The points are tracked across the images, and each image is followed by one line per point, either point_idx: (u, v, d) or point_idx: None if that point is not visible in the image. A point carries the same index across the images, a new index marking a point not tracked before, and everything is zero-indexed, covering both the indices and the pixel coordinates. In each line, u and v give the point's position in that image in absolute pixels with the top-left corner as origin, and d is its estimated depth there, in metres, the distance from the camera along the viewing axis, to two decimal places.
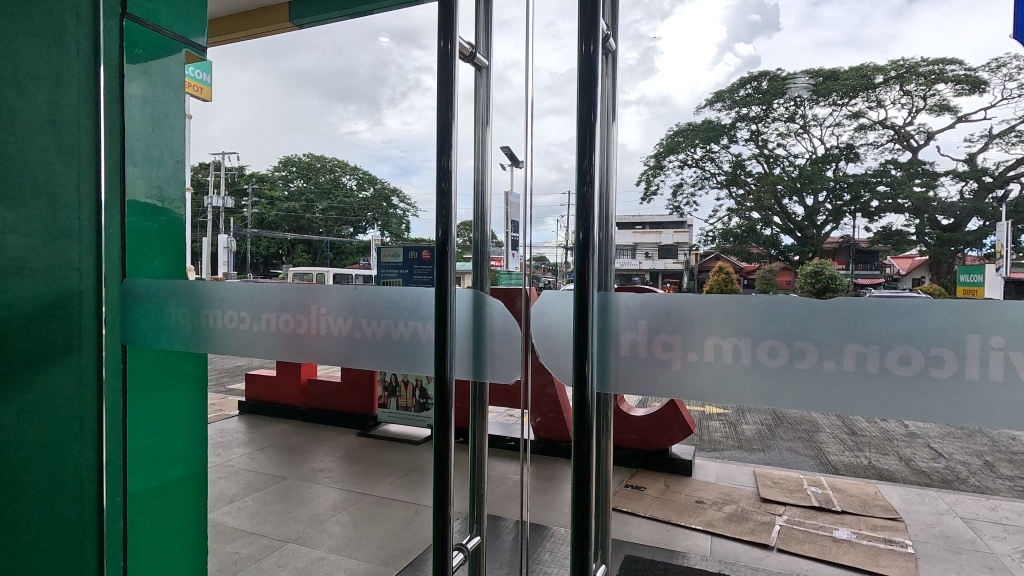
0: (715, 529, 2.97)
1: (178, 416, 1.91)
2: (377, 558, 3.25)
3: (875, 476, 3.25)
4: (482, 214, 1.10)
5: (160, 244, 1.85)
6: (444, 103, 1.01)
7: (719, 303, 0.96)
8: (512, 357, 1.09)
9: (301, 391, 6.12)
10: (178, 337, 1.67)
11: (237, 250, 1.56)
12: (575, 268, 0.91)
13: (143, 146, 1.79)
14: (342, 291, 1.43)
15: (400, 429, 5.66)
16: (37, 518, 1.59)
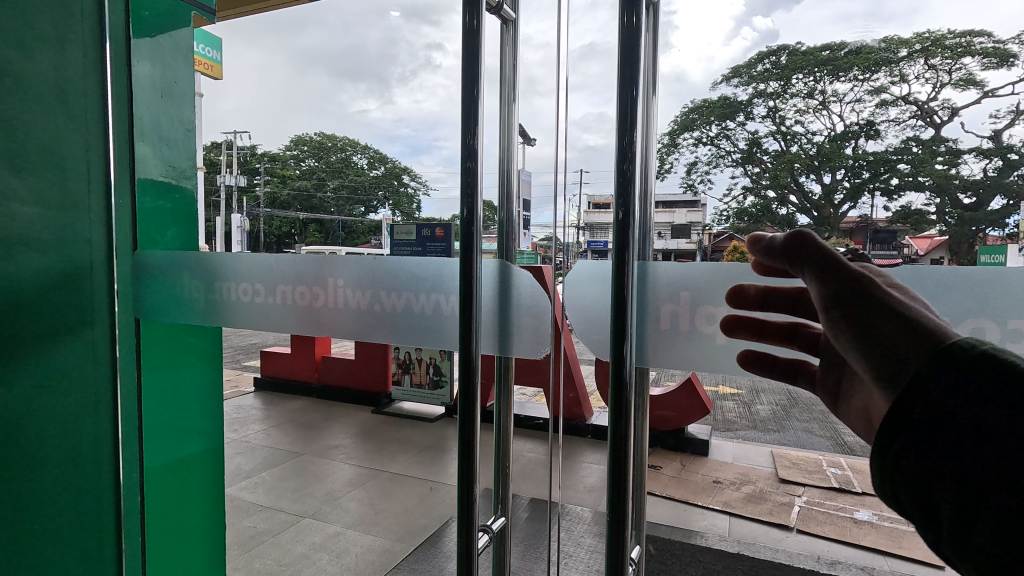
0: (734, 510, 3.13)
1: (192, 392, 1.96)
2: (393, 534, 3.18)
3: None
4: (506, 192, 1.05)
5: (170, 214, 1.88)
6: (467, 77, 0.98)
7: (770, 273, 0.95)
8: (541, 333, 1.04)
9: (315, 368, 6.21)
10: (192, 310, 1.65)
11: (250, 228, 1.52)
12: (612, 248, 0.87)
13: (152, 115, 1.80)
14: (357, 261, 1.38)
15: (414, 406, 5.77)
16: (61, 493, 1.63)
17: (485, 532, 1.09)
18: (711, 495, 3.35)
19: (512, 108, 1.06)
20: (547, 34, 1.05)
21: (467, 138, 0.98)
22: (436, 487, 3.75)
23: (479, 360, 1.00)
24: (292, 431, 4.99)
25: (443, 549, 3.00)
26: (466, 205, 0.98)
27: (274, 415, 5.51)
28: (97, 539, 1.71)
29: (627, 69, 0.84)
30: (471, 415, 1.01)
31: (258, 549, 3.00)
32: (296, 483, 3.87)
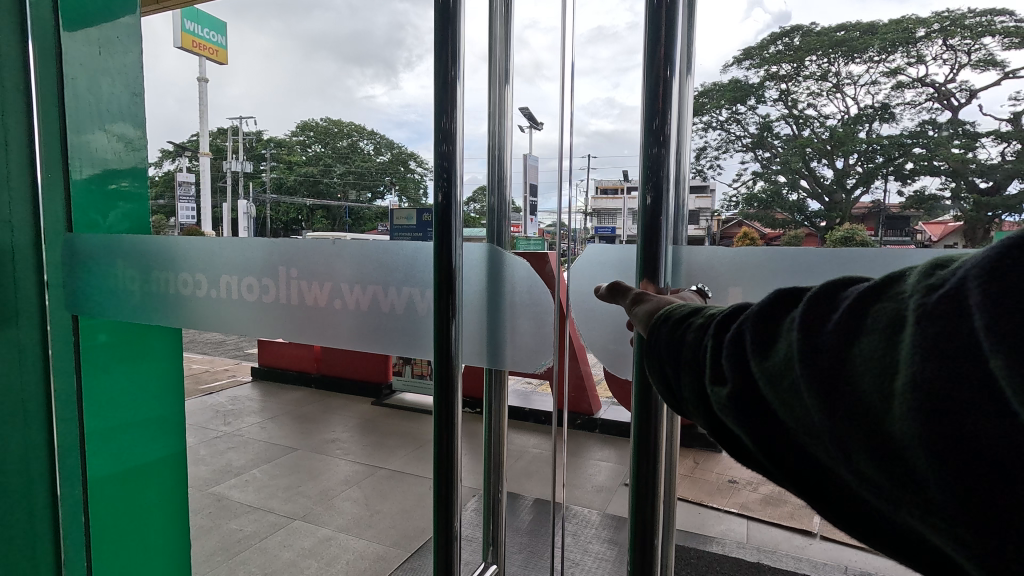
0: (750, 513, 3.23)
1: (147, 393, 1.81)
2: (388, 538, 3.18)
3: None
4: (497, 178, 1.04)
5: (122, 194, 1.74)
6: (440, 64, 0.88)
7: (868, 258, 0.80)
8: (542, 343, 1.01)
9: (316, 358, 6.20)
10: (160, 307, 1.42)
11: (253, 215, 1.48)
12: (640, 236, 0.81)
13: (91, 74, 1.64)
14: (358, 253, 1.13)
15: (416, 398, 5.84)
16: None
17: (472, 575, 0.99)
18: (726, 494, 3.47)
19: (502, 91, 1.01)
20: (552, 18, 0.98)
21: (441, 123, 0.88)
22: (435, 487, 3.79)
23: (459, 365, 0.90)
24: (292, 426, 5.04)
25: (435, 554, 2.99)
26: (442, 189, 0.88)
27: (272, 407, 5.54)
28: (30, 549, 1.63)
29: (653, 40, 0.76)
30: (450, 420, 0.90)
31: (243, 554, 2.99)
32: (290, 480, 3.91)
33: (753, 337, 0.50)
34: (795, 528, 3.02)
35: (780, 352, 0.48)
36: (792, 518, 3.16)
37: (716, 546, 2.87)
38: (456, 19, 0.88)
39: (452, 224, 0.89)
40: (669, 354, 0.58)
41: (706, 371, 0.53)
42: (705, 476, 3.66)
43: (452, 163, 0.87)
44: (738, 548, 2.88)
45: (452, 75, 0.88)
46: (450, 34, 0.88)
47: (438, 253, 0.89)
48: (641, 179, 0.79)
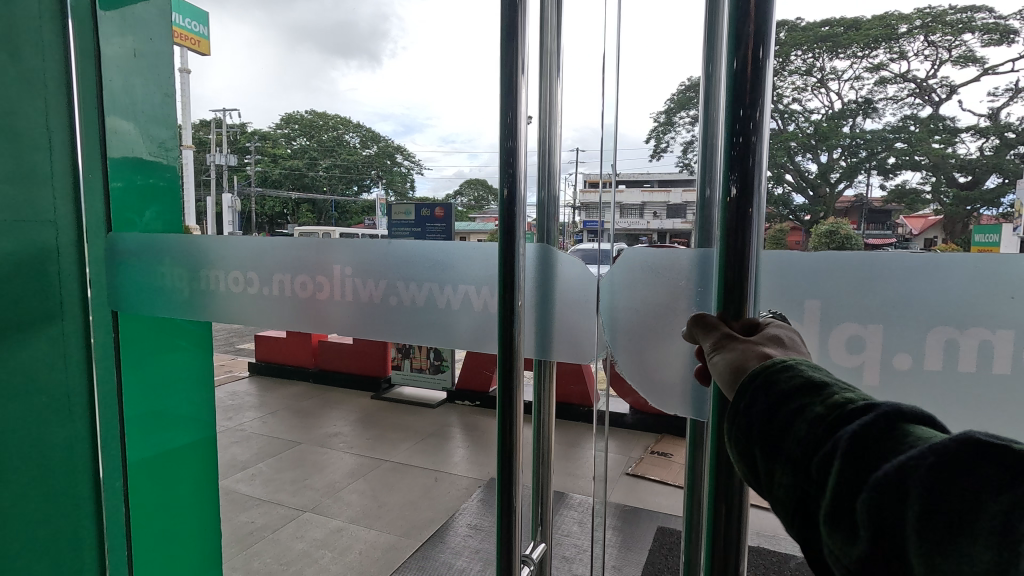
0: None
1: (175, 389, 1.82)
2: (397, 528, 3.18)
3: None
4: (546, 174, 1.01)
5: (145, 190, 1.70)
6: (506, 48, 0.81)
7: (970, 265, 0.69)
8: (590, 337, 0.98)
9: (313, 353, 6.17)
10: (177, 304, 1.43)
11: (242, 209, 1.62)
12: (720, 241, 0.64)
13: (128, 80, 1.62)
14: (347, 248, 1.21)
15: (415, 391, 5.88)
16: (28, 498, 1.48)
17: (527, 566, 0.95)
18: None
19: (552, 86, 0.99)
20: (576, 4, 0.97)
21: (506, 118, 0.82)
22: (440, 478, 3.80)
23: (520, 360, 0.83)
24: (292, 420, 5.03)
25: (449, 543, 3.01)
26: (507, 186, 0.82)
27: (268, 402, 5.50)
28: (73, 544, 1.56)
29: (709, 51, 0.77)
30: (513, 419, 0.84)
31: (256, 546, 2.99)
32: (295, 474, 3.89)
33: (917, 508, 0.39)
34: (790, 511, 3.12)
35: (956, 542, 0.37)
36: None
37: None
38: (519, 27, 0.81)
39: (516, 228, 0.83)
40: (776, 452, 0.49)
41: (826, 501, 0.44)
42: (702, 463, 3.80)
43: (517, 167, 0.82)
44: None
45: (518, 72, 0.82)
46: (514, 36, 0.81)
47: (503, 258, 0.83)
48: (724, 170, 0.63)
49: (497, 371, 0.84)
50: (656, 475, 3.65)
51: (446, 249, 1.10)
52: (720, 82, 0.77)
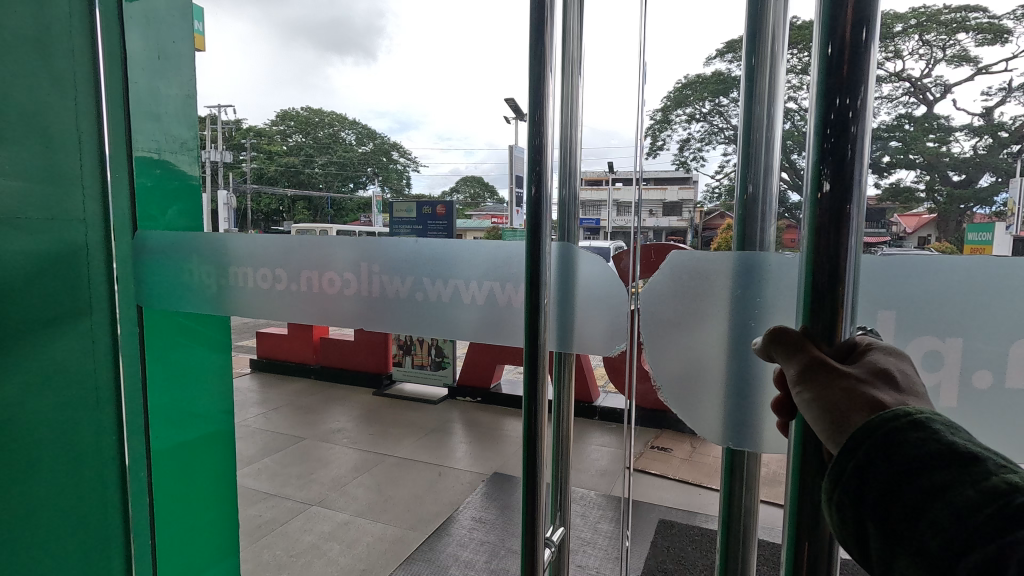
0: None
1: (193, 383, 1.82)
2: (404, 522, 3.17)
3: None
4: (568, 172, 0.96)
5: (169, 190, 1.71)
6: (537, 42, 0.81)
7: None
8: (617, 327, 0.96)
9: (314, 349, 6.15)
10: (201, 298, 1.43)
11: (237, 207, 1.63)
12: (804, 241, 0.57)
13: (155, 85, 1.66)
14: (358, 245, 1.24)
15: (415, 387, 5.88)
16: (58, 484, 1.50)
17: (550, 548, 0.92)
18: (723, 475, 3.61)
19: (577, 81, 0.93)
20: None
21: (534, 115, 0.82)
22: (444, 473, 3.80)
23: (547, 354, 0.84)
24: (294, 415, 5.01)
25: (455, 536, 3.01)
26: (533, 184, 0.82)
27: (270, 398, 5.48)
28: (101, 527, 1.59)
29: (750, 46, 0.74)
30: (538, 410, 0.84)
31: (266, 539, 3.00)
32: (300, 469, 3.88)
33: None
34: None
35: None
36: None
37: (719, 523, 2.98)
38: (548, 26, 0.81)
39: (543, 227, 0.82)
40: (914, 549, 0.46)
41: None
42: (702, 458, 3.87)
43: (544, 164, 0.82)
44: None
45: (547, 70, 0.82)
46: (544, 34, 0.81)
47: (528, 256, 0.82)
48: (817, 163, 0.55)
49: (522, 364, 0.84)
50: (657, 470, 3.67)
51: (451, 248, 1.13)
52: (768, 73, 0.74)
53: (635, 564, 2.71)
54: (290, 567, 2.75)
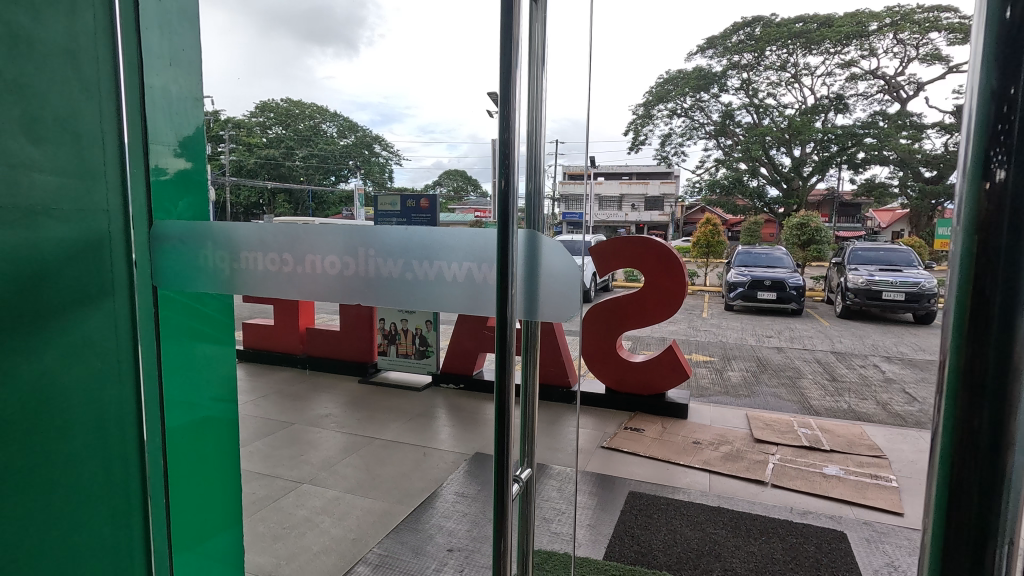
0: (712, 467, 3.51)
1: (200, 371, 1.81)
2: (391, 496, 3.19)
3: (862, 432, 4.09)
4: (531, 166, 1.06)
5: (179, 183, 1.67)
6: (507, 35, 0.88)
7: None
8: (567, 298, 1.02)
9: (300, 339, 6.09)
10: (211, 282, 1.47)
11: (217, 198, 1.64)
12: None
13: (164, 85, 1.61)
14: (360, 231, 1.24)
15: (400, 375, 5.90)
16: (87, 457, 1.51)
17: (517, 483, 1.04)
18: (690, 452, 3.76)
19: (540, 78, 1.04)
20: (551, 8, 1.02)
21: (503, 108, 0.90)
22: (429, 454, 3.83)
23: (514, 331, 0.93)
24: (280, 402, 4.98)
25: (440, 508, 3.04)
26: (504, 176, 0.90)
27: (259, 387, 5.43)
28: (123, 508, 1.60)
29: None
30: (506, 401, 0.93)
31: (260, 513, 2.98)
32: (290, 451, 3.84)
33: None
34: (750, 478, 3.35)
35: None
36: (751, 470, 3.46)
37: (682, 494, 3.14)
38: (516, 26, 0.88)
39: (511, 217, 0.90)
40: None
41: None
42: (673, 437, 4.05)
43: (511, 156, 0.90)
44: (702, 495, 3.15)
45: (514, 67, 0.89)
46: (512, 35, 0.88)
47: (501, 244, 0.90)
48: None
49: (493, 342, 0.92)
50: (630, 448, 3.77)
51: (440, 235, 1.17)
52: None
53: (606, 529, 2.75)
54: (282, 538, 2.74)
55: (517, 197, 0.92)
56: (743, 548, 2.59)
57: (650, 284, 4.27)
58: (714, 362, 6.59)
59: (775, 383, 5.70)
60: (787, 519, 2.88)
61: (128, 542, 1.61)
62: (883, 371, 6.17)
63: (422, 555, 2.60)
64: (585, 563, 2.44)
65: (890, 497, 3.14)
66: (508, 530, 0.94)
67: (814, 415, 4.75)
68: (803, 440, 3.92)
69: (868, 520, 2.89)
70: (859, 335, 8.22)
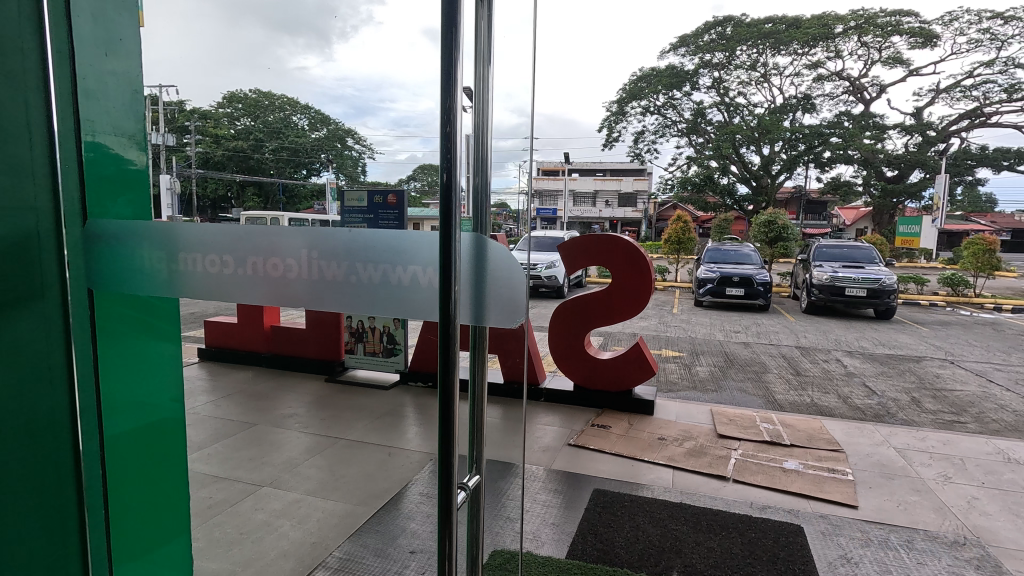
0: (677, 463, 3.58)
1: (155, 375, 1.76)
2: (354, 498, 3.15)
3: (820, 427, 4.23)
4: (482, 160, 1.06)
5: (123, 176, 1.66)
6: (447, 28, 0.88)
7: None
8: (515, 302, 1.04)
9: (264, 336, 5.97)
10: (152, 283, 1.42)
11: (182, 191, 1.60)
12: None
13: (99, 72, 1.55)
14: (304, 233, 1.23)
15: (368, 373, 5.84)
16: (14, 475, 1.42)
17: (463, 491, 1.05)
18: (655, 448, 3.82)
19: (486, 75, 1.03)
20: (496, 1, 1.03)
21: (444, 103, 0.89)
22: (394, 454, 3.80)
23: (459, 330, 0.93)
24: (243, 401, 4.87)
25: (405, 509, 3.02)
26: (447, 172, 0.90)
27: (222, 386, 5.29)
28: (58, 523, 1.51)
29: None
30: (451, 399, 0.93)
31: (216, 518, 2.91)
32: (251, 452, 3.76)
33: None
34: (713, 474, 3.42)
35: None
36: (713, 465, 3.54)
37: (646, 491, 3.19)
38: (457, 22, 0.88)
39: (453, 216, 0.91)
40: None
41: None
42: (639, 434, 4.11)
43: (454, 151, 0.89)
44: (665, 492, 3.20)
45: (455, 63, 0.89)
46: (454, 30, 0.88)
47: (443, 245, 0.90)
48: None
49: (438, 341, 0.92)
50: (596, 445, 3.81)
51: (392, 236, 1.15)
52: None
53: (569, 528, 2.77)
54: (239, 544, 2.69)
55: (460, 192, 0.92)
56: (703, 543, 2.64)
57: (616, 281, 4.33)
58: (683, 357, 6.70)
59: (741, 378, 5.84)
60: (747, 513, 2.95)
61: (63, 563, 1.53)
62: (844, 365, 6.37)
63: (384, 559, 2.58)
64: (547, 562, 2.45)
65: (845, 490, 3.26)
66: (453, 536, 0.95)
67: (777, 409, 4.88)
68: (764, 435, 4.03)
69: (825, 514, 2.98)
70: (822, 330, 8.46)
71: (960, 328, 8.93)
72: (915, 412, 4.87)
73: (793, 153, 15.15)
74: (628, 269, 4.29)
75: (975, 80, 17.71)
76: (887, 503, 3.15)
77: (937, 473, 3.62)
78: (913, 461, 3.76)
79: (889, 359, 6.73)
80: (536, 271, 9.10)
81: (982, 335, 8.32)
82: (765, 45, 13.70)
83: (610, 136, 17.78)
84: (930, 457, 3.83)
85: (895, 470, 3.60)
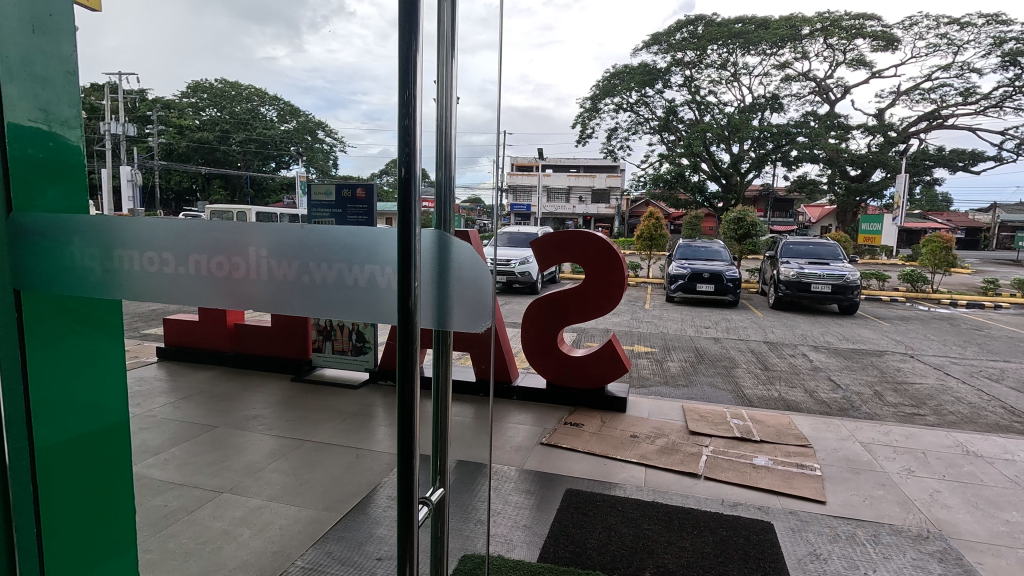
0: (648, 461, 3.63)
1: (100, 378, 1.67)
2: (319, 503, 3.10)
3: (787, 424, 4.33)
4: (446, 154, 1.06)
5: (50, 167, 1.54)
6: (406, 17, 0.87)
7: None
8: (481, 304, 1.02)
9: (228, 336, 5.83)
10: (88, 280, 1.36)
11: (144, 182, 1.49)
12: None
13: (25, 54, 1.46)
14: (253, 231, 1.19)
15: (338, 372, 5.76)
16: None
17: (425, 505, 1.04)
18: (628, 446, 3.87)
19: (450, 64, 1.02)
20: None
21: (405, 94, 0.88)
22: (363, 455, 3.75)
23: (419, 330, 0.91)
24: (206, 403, 4.75)
25: (373, 514, 2.99)
26: (404, 165, 0.89)
27: (183, 388, 5.15)
28: None
29: None
30: (412, 398, 0.92)
31: (172, 527, 2.83)
32: (212, 456, 3.67)
33: None
34: (684, 471, 3.48)
35: None
36: (683, 463, 3.61)
37: (618, 490, 3.23)
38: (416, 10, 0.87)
39: (412, 213, 0.89)
40: None
41: None
42: (611, 432, 4.15)
43: (412, 144, 0.88)
44: (637, 490, 3.25)
45: (414, 54, 0.87)
46: (412, 19, 0.86)
47: (401, 241, 0.88)
48: None
49: (396, 339, 0.91)
50: (568, 444, 3.84)
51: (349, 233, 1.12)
52: None
53: (541, 529, 2.78)
54: (196, 554, 2.62)
55: (421, 185, 0.91)
56: (675, 543, 2.69)
57: (590, 278, 4.36)
58: (655, 352, 6.80)
59: (711, 373, 5.96)
60: (717, 511, 3.02)
61: None
62: (810, 360, 6.56)
63: (350, 566, 2.55)
64: (519, 565, 2.46)
65: (812, 485, 3.36)
66: (412, 552, 0.93)
67: (747, 404, 5.00)
68: (734, 432, 4.11)
69: (791, 510, 3.07)
70: (789, 325, 8.70)
71: (918, 322, 9.29)
72: (877, 404, 5.05)
73: (761, 152, 15.50)
74: (602, 267, 4.32)
75: (934, 83, 18.36)
76: (851, 498, 3.26)
77: (899, 466, 3.76)
78: (875, 455, 3.90)
79: (851, 353, 6.96)
80: (509, 267, 9.11)
81: (940, 329, 8.68)
82: (735, 45, 13.94)
83: (583, 132, 17.84)
84: (894, 451, 3.97)
85: (859, 464, 3.72)
